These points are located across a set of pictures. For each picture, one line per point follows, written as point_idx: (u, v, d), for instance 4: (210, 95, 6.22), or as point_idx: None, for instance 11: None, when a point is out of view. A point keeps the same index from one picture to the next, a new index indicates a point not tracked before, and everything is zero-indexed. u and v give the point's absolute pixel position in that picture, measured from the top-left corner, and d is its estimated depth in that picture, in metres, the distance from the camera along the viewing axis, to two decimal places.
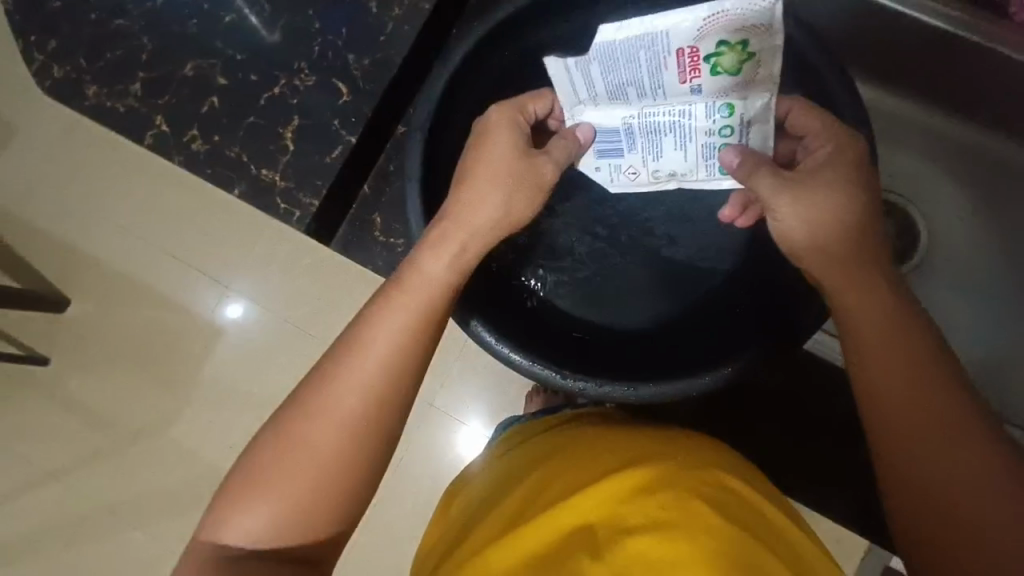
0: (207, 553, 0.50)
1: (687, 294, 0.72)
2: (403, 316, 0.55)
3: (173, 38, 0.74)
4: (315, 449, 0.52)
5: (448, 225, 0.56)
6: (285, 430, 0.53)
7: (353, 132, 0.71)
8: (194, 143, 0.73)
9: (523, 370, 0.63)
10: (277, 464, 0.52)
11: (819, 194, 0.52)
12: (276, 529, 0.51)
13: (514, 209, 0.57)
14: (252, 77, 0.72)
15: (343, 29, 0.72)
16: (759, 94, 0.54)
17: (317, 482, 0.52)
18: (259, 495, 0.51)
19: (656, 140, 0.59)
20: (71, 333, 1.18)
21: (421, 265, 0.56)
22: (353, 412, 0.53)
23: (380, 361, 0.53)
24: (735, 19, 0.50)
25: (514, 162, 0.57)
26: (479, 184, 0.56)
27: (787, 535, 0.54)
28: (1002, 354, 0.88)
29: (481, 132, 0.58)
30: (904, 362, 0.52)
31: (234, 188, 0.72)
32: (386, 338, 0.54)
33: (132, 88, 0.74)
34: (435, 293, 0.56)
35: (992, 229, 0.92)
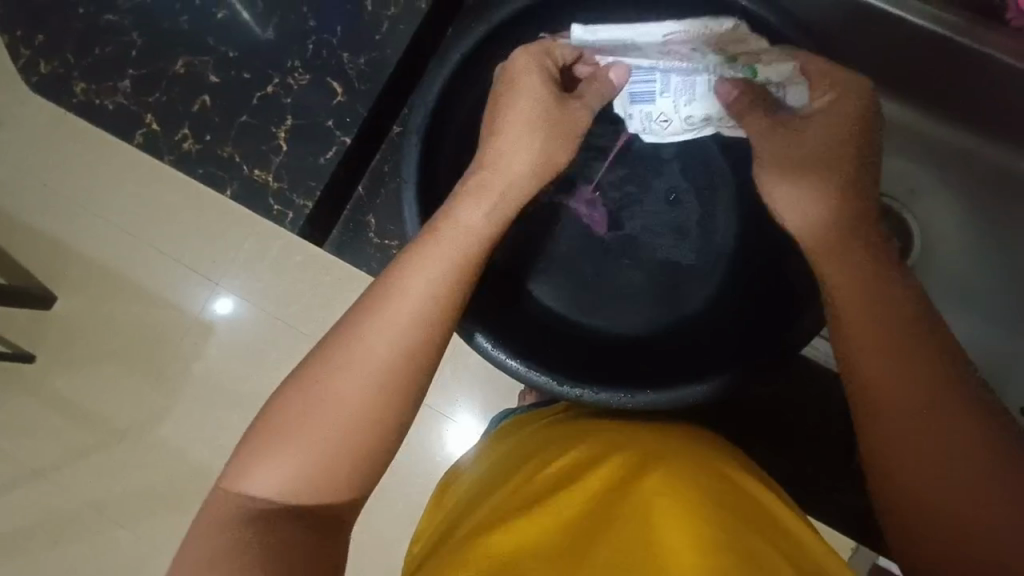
0: (228, 506, 0.49)
1: (686, 299, 0.72)
2: (436, 265, 0.53)
3: (164, 36, 0.72)
4: (342, 402, 0.51)
5: (485, 172, 0.56)
6: (311, 383, 0.52)
7: (348, 133, 0.70)
8: (185, 142, 0.71)
9: (526, 380, 0.62)
10: (302, 417, 0.51)
11: (804, 151, 0.53)
12: (299, 483, 0.50)
13: (552, 159, 0.57)
14: (245, 75, 0.71)
15: (338, 27, 0.71)
16: (779, 62, 0.55)
17: (341, 436, 0.51)
18: (281, 447, 0.50)
19: (690, 82, 0.58)
20: (58, 329, 1.17)
21: (457, 215, 0.55)
22: (386, 364, 0.52)
23: (415, 313, 0.52)
24: (699, 33, 0.60)
25: (546, 107, 0.56)
26: (511, 133, 0.56)
27: (785, 525, 0.53)
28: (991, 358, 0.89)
29: (507, 75, 0.57)
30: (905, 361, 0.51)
31: (227, 189, 0.71)
32: (419, 295, 0.53)
33: (121, 84, 0.72)
34: (471, 240, 0.55)
35: (984, 234, 0.92)
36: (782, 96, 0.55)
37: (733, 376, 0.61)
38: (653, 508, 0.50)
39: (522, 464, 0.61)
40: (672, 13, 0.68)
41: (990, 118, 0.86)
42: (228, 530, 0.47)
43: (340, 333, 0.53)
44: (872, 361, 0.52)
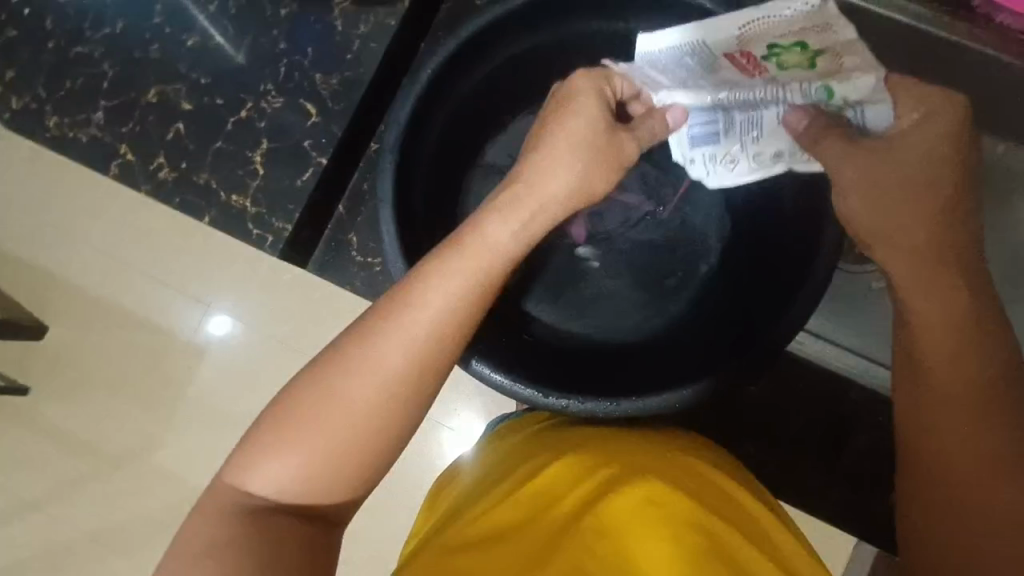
0: (224, 499, 0.49)
1: (669, 300, 0.74)
2: (459, 284, 0.52)
3: (135, 65, 0.72)
4: (352, 410, 0.50)
5: (519, 189, 0.53)
6: (326, 385, 0.50)
7: (324, 154, 0.70)
8: (161, 171, 0.71)
9: (511, 393, 0.61)
10: (308, 418, 0.50)
11: (891, 171, 0.50)
12: (301, 482, 0.50)
13: (588, 185, 0.54)
14: (218, 101, 0.71)
15: (310, 49, 0.71)
16: (861, 75, 0.49)
17: (346, 443, 0.50)
18: (285, 446, 0.50)
19: (757, 116, 0.54)
20: (48, 361, 1.16)
21: (486, 228, 0.53)
22: (399, 378, 0.51)
23: (433, 333, 0.51)
24: (776, 25, 0.51)
25: (598, 132, 0.53)
26: (556, 152, 0.53)
27: (765, 527, 0.55)
28: None
29: (566, 94, 0.54)
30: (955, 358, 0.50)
31: (205, 215, 0.71)
32: (440, 311, 0.51)
33: (94, 116, 0.72)
34: (496, 261, 0.53)
35: None
36: (861, 120, 0.51)
37: (713, 385, 0.60)
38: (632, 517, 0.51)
39: (524, 462, 0.61)
40: (641, 19, 0.68)
41: None
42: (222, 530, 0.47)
43: (358, 337, 0.51)
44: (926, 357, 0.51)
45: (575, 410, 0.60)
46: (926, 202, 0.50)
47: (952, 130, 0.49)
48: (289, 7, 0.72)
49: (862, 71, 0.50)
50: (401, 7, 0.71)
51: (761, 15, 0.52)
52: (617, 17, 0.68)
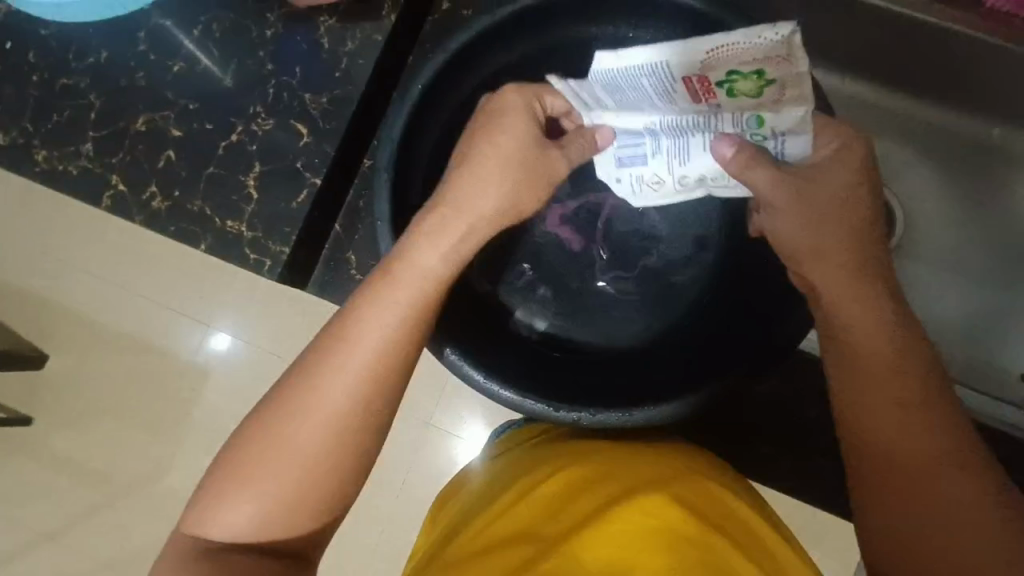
0: (189, 547, 0.49)
1: (677, 304, 0.72)
2: (392, 313, 0.52)
3: (122, 94, 0.71)
4: (295, 446, 0.50)
5: (448, 213, 0.53)
6: (268, 431, 0.50)
7: (318, 173, 0.69)
8: (154, 200, 0.70)
9: (520, 409, 0.61)
10: (256, 461, 0.50)
11: (819, 204, 0.51)
12: (260, 525, 0.50)
13: (518, 205, 0.55)
14: (208, 126, 0.70)
15: (297, 68, 0.70)
16: (791, 108, 0.50)
17: (302, 478, 0.50)
18: (244, 488, 0.50)
19: (685, 142, 0.53)
20: (50, 392, 1.15)
21: (415, 257, 0.53)
22: (335, 409, 0.50)
23: (369, 362, 0.51)
24: (740, 52, 0.48)
25: (521, 153, 0.54)
26: (482, 175, 0.54)
27: (756, 530, 0.55)
28: (985, 329, 0.88)
29: (493, 113, 0.54)
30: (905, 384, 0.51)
31: (200, 243, 0.70)
32: (373, 341, 0.51)
33: (83, 148, 0.71)
34: (430, 287, 0.53)
35: (966, 205, 0.91)
36: (780, 149, 0.52)
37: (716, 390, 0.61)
38: (625, 538, 0.52)
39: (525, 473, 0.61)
40: (631, 21, 0.67)
41: (962, 90, 0.85)
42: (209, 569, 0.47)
43: (296, 372, 0.51)
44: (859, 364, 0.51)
45: (590, 422, 0.60)
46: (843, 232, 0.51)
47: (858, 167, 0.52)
48: (274, 28, 0.71)
49: (795, 103, 0.50)
50: (388, 21, 0.70)
51: (729, 41, 0.47)
52: (607, 21, 0.67)
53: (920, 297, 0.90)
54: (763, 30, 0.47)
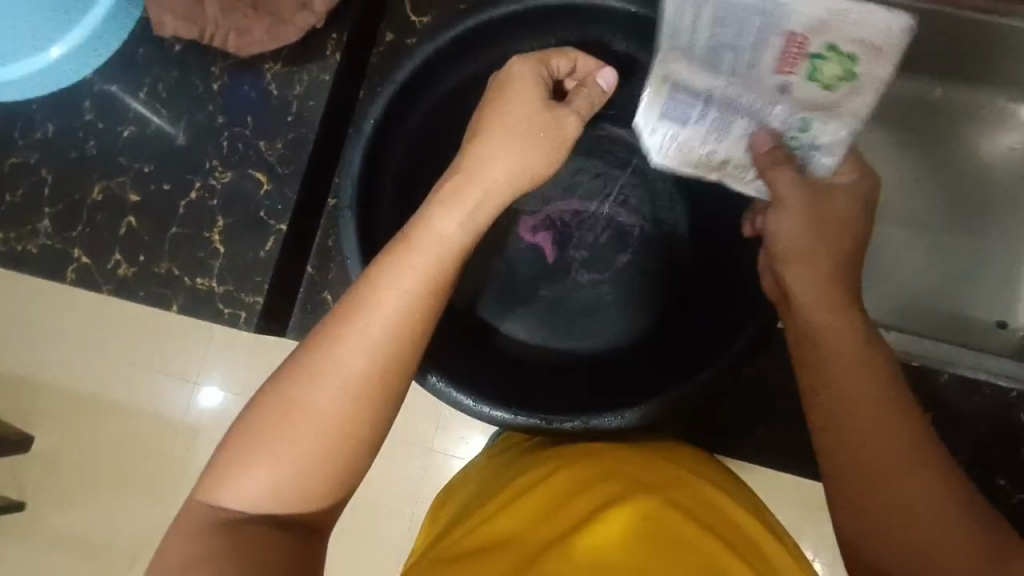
0: (200, 512, 0.47)
1: (654, 298, 0.73)
2: (413, 279, 0.51)
3: (74, 166, 0.71)
4: (319, 418, 0.49)
5: (461, 178, 0.53)
6: (292, 399, 0.49)
7: (282, 220, 0.69)
8: (119, 268, 0.69)
9: (516, 426, 0.61)
10: (279, 428, 0.48)
11: (825, 212, 0.55)
12: (282, 495, 0.48)
13: (533, 169, 0.55)
14: (166, 186, 0.70)
15: (248, 117, 0.70)
16: (838, 122, 0.55)
17: (330, 444, 0.49)
18: (266, 455, 0.48)
19: (728, 121, 0.57)
20: (39, 472, 1.12)
21: (431, 223, 0.52)
22: (361, 379, 0.49)
23: (392, 326, 0.50)
24: (858, 26, 0.53)
25: (539, 113, 0.55)
26: (497, 143, 0.54)
27: (749, 532, 0.56)
28: (964, 282, 0.88)
29: (503, 85, 0.56)
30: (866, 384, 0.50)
31: (172, 305, 0.69)
32: (395, 302, 0.51)
33: (41, 225, 0.70)
34: (446, 253, 0.52)
35: (924, 161, 0.91)
36: (811, 160, 0.56)
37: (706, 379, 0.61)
38: (611, 545, 0.52)
39: (524, 474, 0.62)
40: (572, 31, 0.68)
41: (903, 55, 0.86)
42: (223, 541, 0.45)
43: (316, 343, 0.50)
44: (829, 338, 0.52)
45: (584, 429, 0.61)
46: (844, 233, 0.54)
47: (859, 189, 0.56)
48: (220, 79, 0.71)
49: (845, 121, 0.55)
50: (333, 60, 0.71)
51: (857, 10, 0.53)
52: (548, 33, 0.68)
53: (898, 258, 0.89)
54: (881, 16, 0.53)
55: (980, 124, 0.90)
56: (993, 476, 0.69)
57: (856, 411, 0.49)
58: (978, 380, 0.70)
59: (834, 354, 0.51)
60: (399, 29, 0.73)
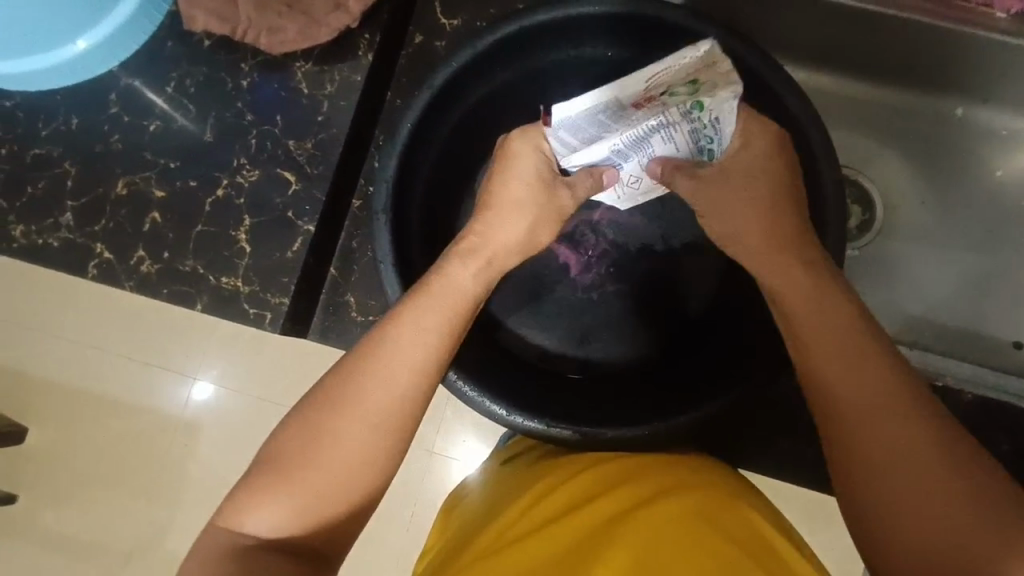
0: (222, 540, 0.46)
1: (681, 312, 0.73)
2: (434, 321, 0.51)
3: (98, 159, 0.69)
4: (343, 448, 0.48)
5: (477, 239, 0.55)
6: (317, 424, 0.49)
7: (310, 220, 0.68)
8: (142, 265, 0.68)
9: (547, 436, 0.60)
10: (303, 457, 0.48)
11: (755, 188, 0.54)
12: (298, 520, 0.47)
13: (536, 237, 0.57)
14: (192, 183, 0.69)
15: (277, 116, 0.70)
16: (725, 91, 0.48)
17: (350, 473, 0.48)
18: (287, 479, 0.47)
19: (645, 144, 0.52)
20: (38, 466, 1.10)
21: (450, 273, 0.53)
22: (384, 416, 0.49)
23: (411, 365, 0.50)
24: (679, 67, 0.49)
25: (538, 188, 0.56)
26: (506, 209, 0.56)
27: (775, 545, 0.53)
28: (976, 298, 0.89)
29: (504, 155, 0.57)
30: (867, 378, 0.47)
31: (196, 304, 0.68)
32: (414, 347, 0.50)
33: (63, 219, 0.69)
34: (463, 303, 0.53)
35: (940, 177, 0.91)
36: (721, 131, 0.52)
37: (725, 403, 0.60)
38: (632, 551, 0.51)
39: (536, 485, 0.61)
40: (606, 42, 0.68)
41: (924, 74, 0.87)
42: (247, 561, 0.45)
43: (341, 372, 0.50)
44: (814, 353, 0.49)
45: (615, 440, 0.60)
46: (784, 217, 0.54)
47: (773, 151, 0.54)
48: (249, 77, 0.70)
49: (727, 87, 0.48)
50: (364, 61, 0.70)
51: (663, 68, 0.49)
52: (584, 42, 0.68)
53: (912, 274, 0.89)
54: (682, 53, 0.49)
55: (998, 143, 0.90)
56: None
57: (858, 411, 0.46)
58: (998, 400, 0.71)
59: (830, 375, 0.48)
60: (429, 31, 0.72)
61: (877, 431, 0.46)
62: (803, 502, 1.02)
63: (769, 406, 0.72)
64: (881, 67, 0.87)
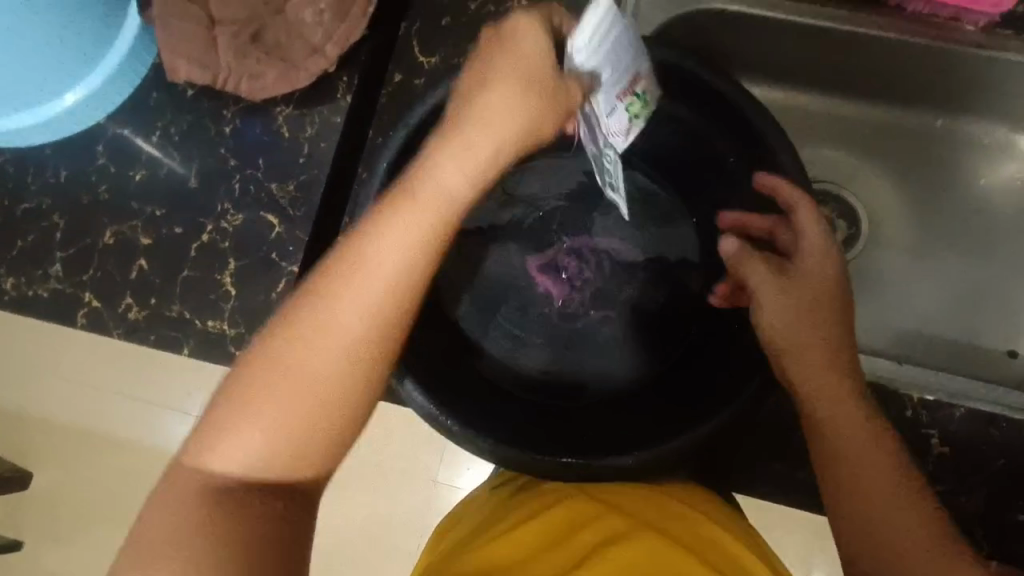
0: (191, 480, 0.47)
1: (670, 333, 0.73)
2: (411, 233, 0.49)
3: (86, 210, 0.71)
4: (313, 375, 0.48)
5: (465, 130, 0.49)
6: (288, 347, 0.48)
7: (294, 261, 0.69)
8: (130, 312, 0.69)
9: (530, 468, 0.60)
10: (274, 386, 0.48)
11: (800, 292, 0.61)
12: (269, 453, 0.47)
13: (539, 128, 0.50)
14: (177, 229, 0.70)
15: (260, 160, 0.71)
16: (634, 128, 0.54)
17: (323, 403, 0.48)
18: (256, 412, 0.47)
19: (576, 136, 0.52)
20: (40, 509, 1.11)
21: (434, 177, 0.49)
22: (358, 340, 0.48)
23: (386, 281, 0.49)
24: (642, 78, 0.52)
25: (545, 64, 0.49)
26: (502, 92, 0.49)
27: None
28: (967, 309, 0.88)
29: (500, 35, 0.50)
30: (879, 467, 0.57)
31: (183, 348, 0.69)
32: (390, 263, 0.49)
33: (52, 270, 0.70)
34: (446, 210, 0.50)
35: (924, 189, 0.91)
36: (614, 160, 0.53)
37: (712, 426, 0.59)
38: None
39: (507, 518, 0.60)
40: None
41: (902, 88, 0.87)
42: None
43: (309, 288, 0.49)
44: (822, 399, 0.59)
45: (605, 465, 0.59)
46: (830, 319, 0.61)
47: (834, 264, 0.62)
48: (232, 123, 0.72)
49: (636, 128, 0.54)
50: (344, 102, 0.72)
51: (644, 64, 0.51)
52: None
53: (901, 286, 0.89)
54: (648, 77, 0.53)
55: (981, 153, 0.90)
56: (1010, 511, 0.66)
57: (857, 448, 0.57)
58: None
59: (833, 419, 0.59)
60: (407, 71, 0.74)
61: (893, 523, 0.55)
62: (805, 521, 1.01)
63: (765, 428, 0.71)
64: (858, 83, 0.88)
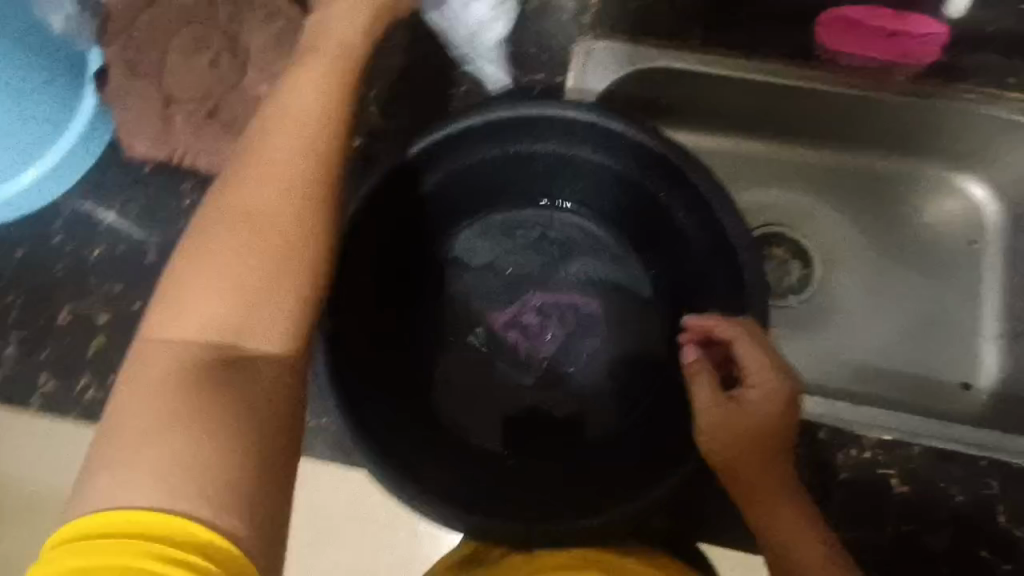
0: (159, 361, 0.41)
1: (634, 385, 0.74)
2: (323, 68, 0.51)
3: (42, 289, 0.70)
4: (267, 217, 0.45)
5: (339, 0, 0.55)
6: (235, 203, 0.45)
7: None
8: (88, 391, 0.68)
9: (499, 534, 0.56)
10: (230, 238, 0.44)
11: (740, 418, 0.58)
12: (237, 312, 0.43)
13: None
14: (136, 305, 0.70)
15: None
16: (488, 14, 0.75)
17: (284, 245, 0.45)
18: (215, 272, 0.44)
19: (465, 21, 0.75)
20: None
21: (328, 28, 0.53)
22: (305, 173, 0.47)
23: (315, 109, 0.49)
24: None
25: None
26: None
27: None
28: (921, 340, 0.91)
29: None
30: (803, 545, 0.57)
31: None
32: (309, 94, 0.49)
33: (6, 352, 0.69)
34: (348, 46, 0.53)
35: (873, 225, 0.95)
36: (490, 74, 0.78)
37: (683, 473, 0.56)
38: None
39: None
40: None
41: (841, 132, 0.91)
42: None
43: (245, 147, 0.47)
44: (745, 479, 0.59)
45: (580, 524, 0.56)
46: (769, 438, 0.59)
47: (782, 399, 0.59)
48: (190, 195, 0.72)
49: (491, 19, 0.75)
50: None
51: None
52: (507, 138, 0.66)
53: (859, 321, 0.92)
54: None
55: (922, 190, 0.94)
56: (974, 547, 0.67)
57: (779, 527, 0.58)
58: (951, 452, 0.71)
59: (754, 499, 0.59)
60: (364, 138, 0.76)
61: None
62: None
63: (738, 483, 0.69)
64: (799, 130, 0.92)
